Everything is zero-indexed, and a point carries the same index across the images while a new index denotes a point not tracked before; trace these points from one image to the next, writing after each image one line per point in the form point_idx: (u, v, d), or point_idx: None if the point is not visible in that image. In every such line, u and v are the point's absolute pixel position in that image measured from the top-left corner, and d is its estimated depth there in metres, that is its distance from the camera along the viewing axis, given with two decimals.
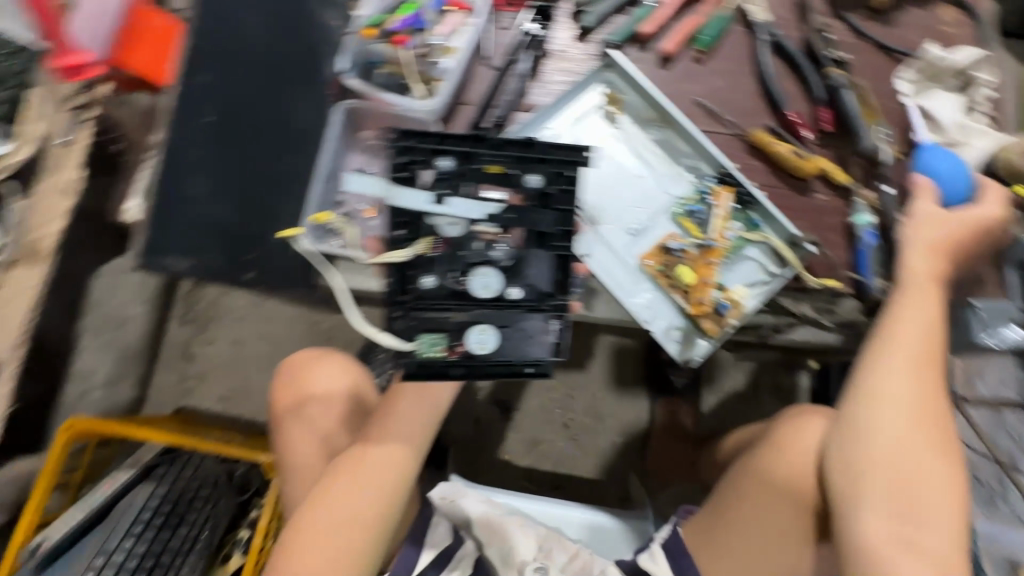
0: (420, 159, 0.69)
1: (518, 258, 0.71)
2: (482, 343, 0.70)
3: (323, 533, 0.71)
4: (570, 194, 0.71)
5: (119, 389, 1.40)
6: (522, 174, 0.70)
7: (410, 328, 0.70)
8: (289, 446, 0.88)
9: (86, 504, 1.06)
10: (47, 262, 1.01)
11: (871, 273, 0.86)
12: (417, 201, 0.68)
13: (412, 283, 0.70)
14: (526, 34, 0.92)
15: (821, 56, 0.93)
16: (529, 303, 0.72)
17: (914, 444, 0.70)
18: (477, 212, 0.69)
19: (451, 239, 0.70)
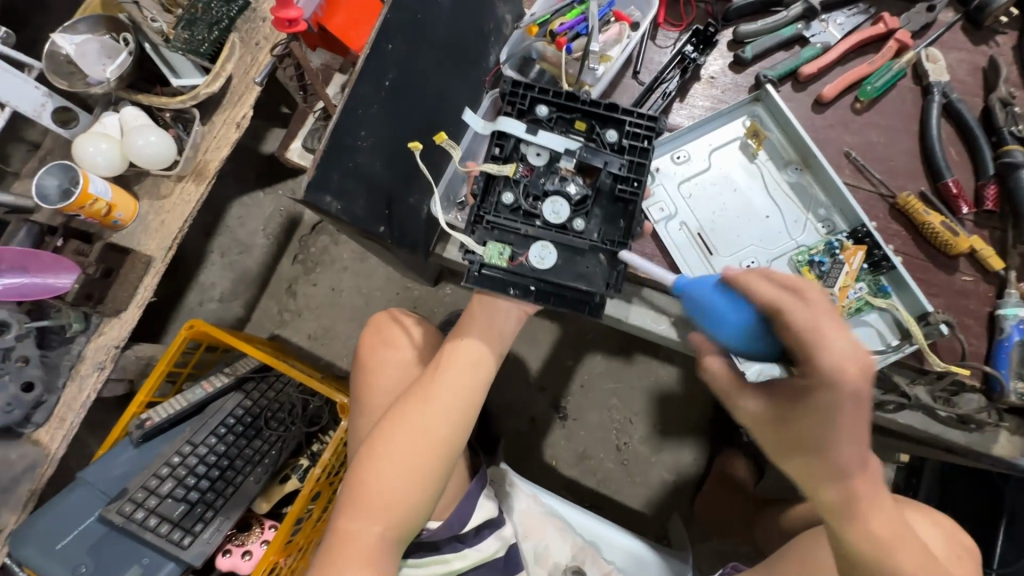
0: (519, 100, 0.75)
1: (587, 197, 0.76)
2: (541, 258, 0.74)
3: (395, 450, 0.74)
4: (642, 152, 0.75)
5: (231, 305, 1.52)
6: (602, 129, 0.76)
7: (484, 235, 0.76)
8: (366, 379, 0.92)
9: (188, 396, 1.16)
10: (209, 183, 1.08)
11: (1010, 373, 0.78)
12: (515, 129, 0.74)
13: (494, 196, 0.76)
14: (682, 54, 0.91)
15: (1002, 129, 0.85)
16: (590, 238, 0.76)
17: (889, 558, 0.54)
18: (560, 146, 0.74)
19: (534, 169, 0.76)
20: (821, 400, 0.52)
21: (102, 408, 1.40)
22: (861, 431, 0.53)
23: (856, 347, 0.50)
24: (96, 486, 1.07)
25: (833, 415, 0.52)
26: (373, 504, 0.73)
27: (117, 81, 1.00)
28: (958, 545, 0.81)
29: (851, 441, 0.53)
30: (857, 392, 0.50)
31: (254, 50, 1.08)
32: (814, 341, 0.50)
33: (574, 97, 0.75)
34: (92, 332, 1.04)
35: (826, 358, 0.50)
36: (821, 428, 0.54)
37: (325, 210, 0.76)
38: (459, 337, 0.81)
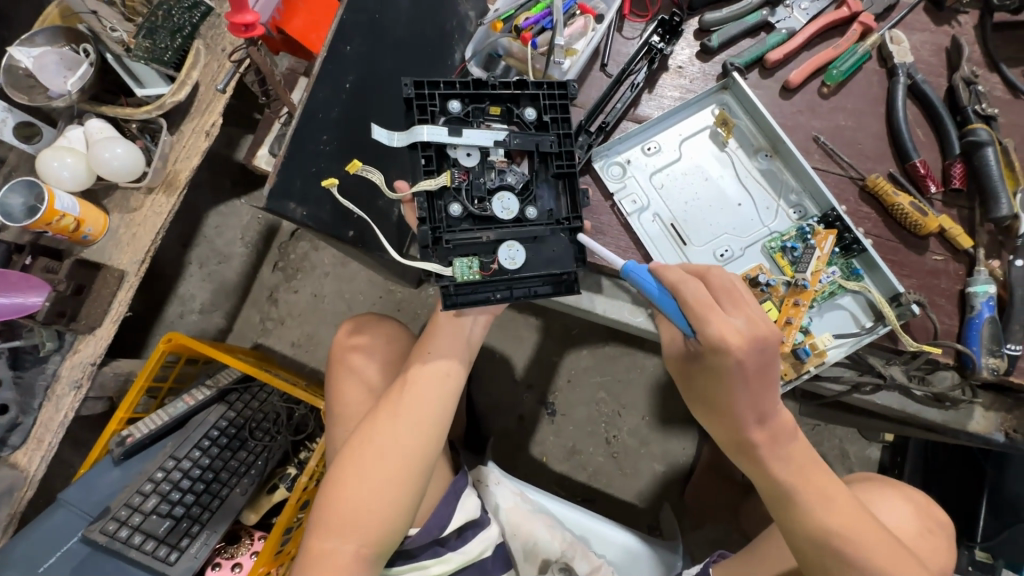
0: (430, 102, 0.73)
1: (528, 182, 0.76)
2: (512, 259, 0.72)
3: (366, 465, 0.74)
4: (565, 121, 0.75)
5: (212, 316, 1.49)
6: (518, 108, 0.75)
7: (445, 254, 0.73)
8: (335, 394, 0.90)
9: (169, 411, 1.14)
10: (180, 194, 1.06)
11: (982, 350, 0.79)
12: (438, 134, 0.71)
13: (441, 213, 0.73)
14: (648, 45, 0.90)
15: (967, 108, 0.86)
16: (545, 223, 0.75)
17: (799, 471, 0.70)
18: (488, 139, 0.72)
19: (470, 170, 0.74)
20: (713, 365, 0.67)
21: (84, 425, 1.37)
22: (752, 391, 0.67)
23: (739, 327, 0.64)
24: (77, 507, 1.05)
25: (724, 375, 0.66)
26: (344, 521, 0.73)
27: (80, 93, 0.98)
28: (930, 518, 0.82)
29: (743, 395, 0.67)
30: (740, 360, 0.64)
31: (219, 55, 1.06)
32: (701, 315, 0.65)
33: (483, 85, 0.74)
34: (66, 351, 1.02)
35: (710, 327, 0.64)
36: (717, 386, 0.69)
37: (290, 217, 0.76)
38: (425, 348, 0.82)
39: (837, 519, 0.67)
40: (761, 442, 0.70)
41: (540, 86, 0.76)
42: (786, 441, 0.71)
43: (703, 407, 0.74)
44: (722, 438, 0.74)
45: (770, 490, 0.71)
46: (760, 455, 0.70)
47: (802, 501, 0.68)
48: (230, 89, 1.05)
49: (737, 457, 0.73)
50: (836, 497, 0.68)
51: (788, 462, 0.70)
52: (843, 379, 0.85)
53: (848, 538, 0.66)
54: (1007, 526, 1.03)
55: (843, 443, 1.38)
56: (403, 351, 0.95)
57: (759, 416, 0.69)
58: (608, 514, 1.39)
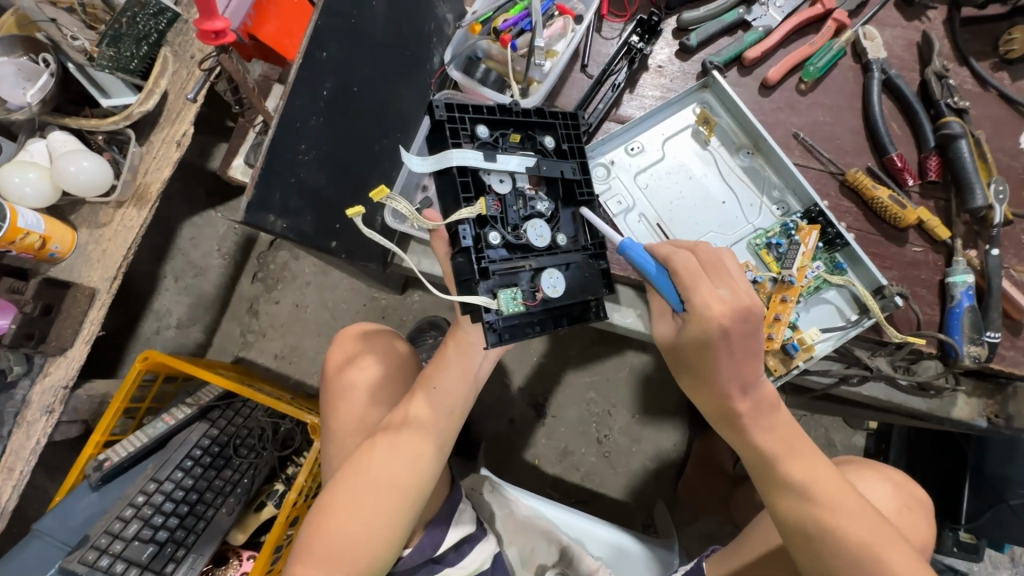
0: (460, 125, 0.67)
1: (553, 210, 0.73)
2: (553, 286, 0.68)
3: (359, 496, 0.73)
4: (581, 150, 0.76)
5: (190, 332, 1.44)
6: (537, 136, 0.73)
7: (489, 285, 0.66)
8: (330, 413, 0.88)
9: (148, 432, 1.10)
10: (152, 207, 1.02)
11: (963, 339, 0.80)
12: (475, 159, 0.66)
13: (481, 243, 0.66)
14: (628, 44, 0.89)
15: (939, 102, 0.87)
16: (572, 250, 0.73)
17: (788, 438, 0.69)
18: (520, 165, 0.69)
19: (503, 198, 0.69)
20: (694, 335, 0.66)
21: (58, 450, 1.32)
22: (736, 360, 0.66)
23: (726, 298, 0.64)
24: (54, 537, 1.00)
25: (705, 345, 0.65)
26: (333, 551, 0.71)
27: (40, 105, 0.94)
28: (909, 495, 0.82)
29: (723, 364, 0.66)
30: (722, 328, 0.63)
31: (189, 62, 1.02)
32: (688, 285, 0.65)
33: (508, 110, 0.71)
34: (36, 374, 0.98)
35: (694, 297, 0.64)
36: (699, 357, 0.67)
37: (271, 230, 0.73)
38: (431, 379, 0.78)
39: (819, 491, 0.64)
40: (744, 411, 0.68)
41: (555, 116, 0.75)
42: (768, 412, 0.69)
43: (687, 379, 0.72)
44: (705, 408, 0.73)
45: (754, 462, 0.70)
46: (743, 424, 0.69)
47: (785, 471, 0.67)
48: (201, 98, 1.02)
49: (723, 427, 0.72)
50: (819, 470, 0.66)
51: (771, 432, 0.69)
52: (830, 372, 0.86)
53: (831, 509, 0.63)
54: (988, 506, 1.06)
55: (829, 432, 1.40)
56: (404, 367, 0.92)
57: (740, 384, 0.68)
58: (601, 514, 1.39)
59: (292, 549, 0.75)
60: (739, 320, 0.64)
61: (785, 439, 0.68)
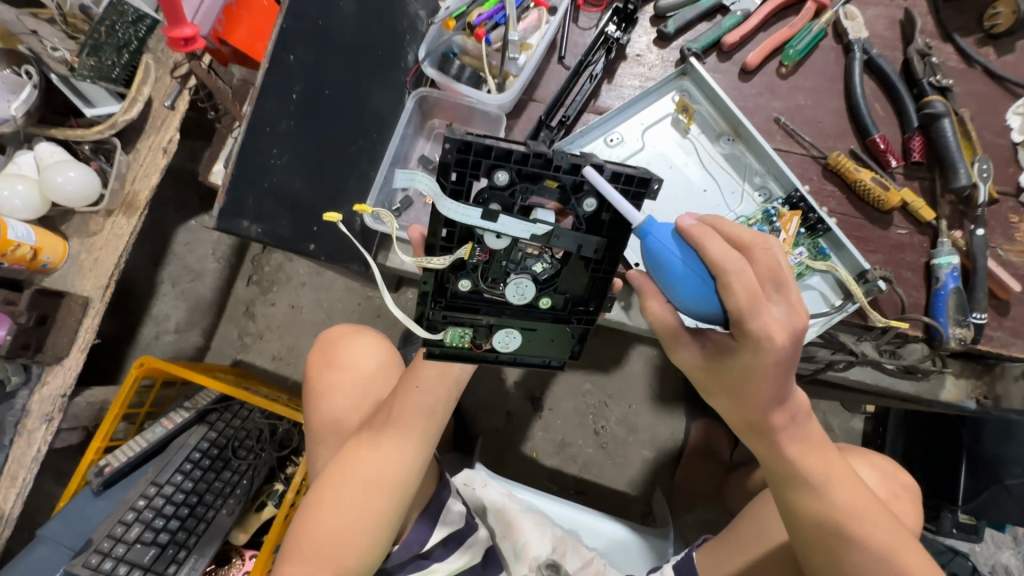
0: (471, 171, 0.55)
1: (556, 273, 0.64)
2: (505, 343, 0.68)
3: (345, 495, 0.74)
4: (625, 225, 0.60)
5: (189, 336, 1.45)
6: (578, 196, 0.58)
7: (438, 321, 0.66)
8: (314, 413, 0.88)
9: (147, 436, 1.11)
10: (141, 214, 1.02)
11: (948, 322, 0.79)
12: (467, 216, 0.56)
13: (449, 284, 0.64)
14: (605, 34, 0.89)
15: (922, 80, 0.86)
16: (557, 314, 0.68)
17: (817, 449, 0.63)
18: (524, 234, 0.57)
19: (495, 251, 0.61)
20: (745, 361, 0.57)
21: (64, 455, 1.32)
22: (781, 383, 0.58)
23: (783, 319, 0.55)
24: (59, 542, 1.02)
25: (756, 371, 0.57)
26: (320, 550, 0.72)
27: (25, 118, 0.95)
28: (897, 483, 0.81)
29: (768, 387, 0.58)
30: (779, 358, 0.56)
31: (170, 69, 1.03)
32: (747, 308, 0.54)
33: (549, 162, 0.55)
34: (34, 384, 0.99)
35: (754, 323, 0.54)
36: (743, 380, 0.59)
37: (245, 235, 0.76)
38: (413, 381, 0.78)
39: (843, 501, 0.63)
40: (780, 425, 0.61)
41: (617, 176, 0.57)
42: (803, 422, 0.63)
43: (716, 394, 0.63)
44: (729, 417, 0.64)
45: (777, 471, 0.64)
46: (777, 439, 0.62)
47: (816, 485, 0.63)
48: (183, 105, 1.02)
49: (747, 436, 0.65)
50: (846, 480, 0.63)
51: (803, 444, 0.63)
52: (816, 359, 0.85)
53: (852, 521, 0.62)
54: (986, 486, 1.06)
55: (826, 416, 1.36)
56: (392, 368, 0.91)
57: (779, 399, 0.60)
58: (599, 504, 1.40)
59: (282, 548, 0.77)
60: (794, 334, 0.56)
61: (816, 450, 0.63)
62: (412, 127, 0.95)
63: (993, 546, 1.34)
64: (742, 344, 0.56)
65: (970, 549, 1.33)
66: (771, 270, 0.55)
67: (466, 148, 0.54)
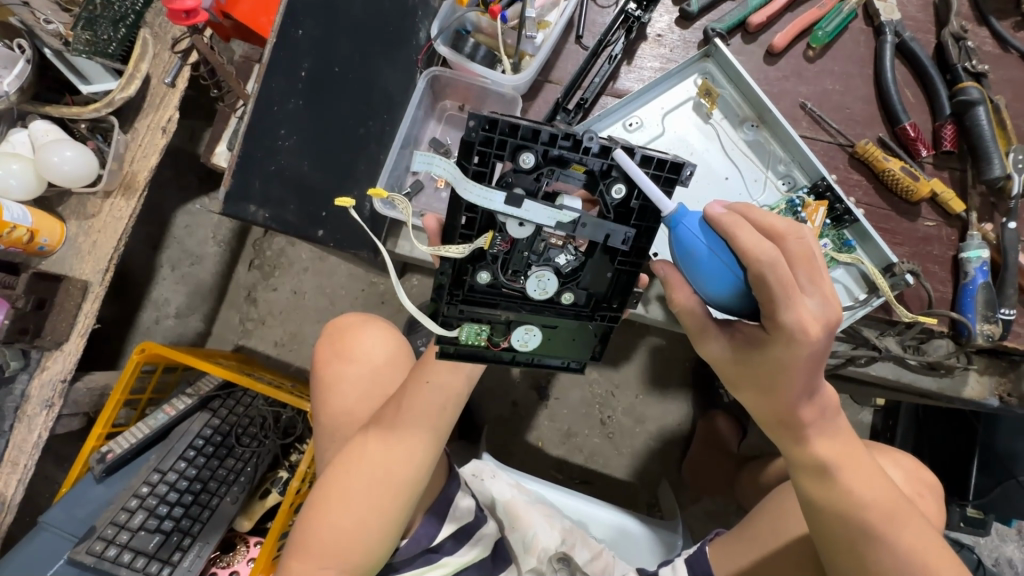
0: (495, 151, 0.54)
1: (579, 267, 0.63)
2: (524, 342, 0.65)
3: (354, 491, 0.72)
4: (652, 214, 0.59)
5: (189, 321, 1.42)
6: (606, 181, 0.57)
7: (454, 316, 0.64)
8: (322, 406, 0.87)
9: (149, 423, 1.09)
10: (140, 196, 0.99)
11: (976, 317, 0.77)
12: (490, 200, 0.54)
13: (467, 275, 0.62)
14: (625, 12, 0.84)
15: (956, 66, 0.82)
16: (579, 309, 0.66)
17: (846, 446, 0.62)
18: (549, 220, 0.56)
19: (517, 241, 0.60)
20: (775, 353, 0.55)
21: (66, 439, 1.29)
22: (809, 378, 0.56)
23: (818, 312, 0.52)
24: (61, 529, 0.99)
25: (786, 364, 0.54)
26: (328, 547, 0.71)
27: (19, 94, 0.90)
28: (920, 482, 0.80)
29: (799, 382, 0.56)
30: (812, 351, 0.53)
31: (169, 44, 0.99)
32: (778, 298, 0.51)
33: (578, 144, 0.55)
34: (34, 369, 0.97)
35: (785, 314, 0.51)
36: (773, 374, 0.56)
37: (252, 220, 0.74)
38: (423, 375, 0.76)
39: (874, 503, 0.61)
40: (811, 420, 0.59)
41: (647, 161, 0.56)
42: (833, 419, 0.61)
43: (743, 389, 0.60)
44: (756, 414, 0.62)
45: (805, 470, 0.62)
46: (807, 434, 0.60)
47: (846, 485, 0.61)
48: (182, 82, 0.98)
49: (775, 433, 0.62)
50: (873, 477, 0.62)
51: (832, 439, 0.61)
52: (837, 353, 0.83)
53: (879, 520, 0.61)
54: (997, 482, 1.05)
55: None
56: (400, 361, 0.89)
57: (809, 394, 0.58)
58: (604, 494, 1.39)
59: (288, 541, 0.75)
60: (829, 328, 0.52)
61: (844, 447, 0.62)
62: (423, 109, 0.91)
63: (997, 541, 1.34)
64: (774, 338, 0.54)
65: (975, 541, 1.33)
66: (807, 261, 0.52)
67: (492, 128, 0.53)
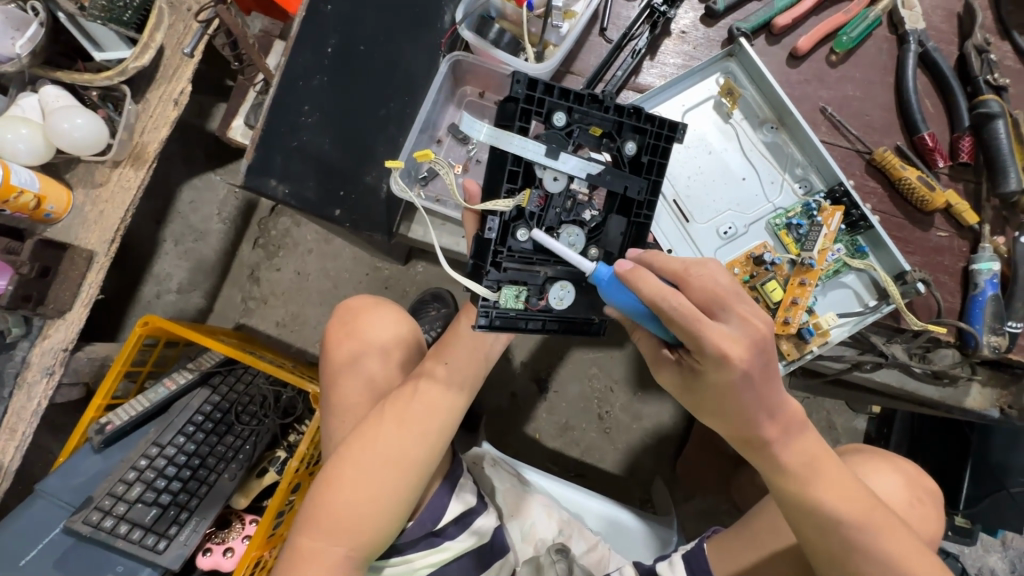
0: (536, 109, 0.60)
1: (601, 222, 0.66)
2: (560, 298, 0.64)
3: (363, 471, 0.72)
4: (661, 168, 0.66)
5: (190, 297, 1.41)
6: (620, 139, 0.64)
7: (496, 278, 0.64)
8: (332, 387, 0.87)
9: (150, 396, 1.07)
10: (149, 167, 0.98)
11: (984, 328, 0.78)
12: (532, 150, 0.59)
13: (507, 236, 0.63)
14: (650, 7, 0.84)
15: (978, 78, 0.83)
16: (599, 265, 0.67)
17: (815, 457, 0.63)
18: (582, 171, 0.61)
19: (550, 196, 0.63)
20: (715, 379, 0.58)
21: (62, 410, 1.28)
22: (762, 393, 0.58)
23: (735, 334, 0.55)
24: (58, 497, 0.98)
25: (727, 386, 0.57)
26: (337, 524, 0.71)
27: (30, 57, 0.89)
28: (921, 489, 0.80)
29: (751, 399, 0.58)
30: (745, 370, 0.55)
31: (185, 14, 0.97)
32: (692, 329, 0.53)
33: (598, 104, 0.62)
34: (35, 336, 0.96)
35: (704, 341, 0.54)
36: (721, 395, 0.59)
37: (271, 193, 0.82)
38: (442, 355, 0.78)
39: (851, 512, 0.61)
40: (774, 436, 0.62)
41: (650, 121, 0.64)
42: (799, 430, 0.63)
43: (710, 415, 0.64)
44: (727, 435, 0.65)
45: (789, 493, 0.63)
46: (774, 451, 0.63)
47: (817, 496, 0.62)
48: (198, 54, 0.97)
49: (748, 455, 0.65)
50: (848, 487, 0.62)
51: (803, 457, 0.63)
52: (844, 359, 0.86)
53: (865, 532, 0.61)
54: (987, 494, 1.06)
55: (831, 415, 1.35)
56: (412, 342, 0.91)
57: (770, 411, 0.60)
58: (599, 489, 1.39)
59: (296, 519, 0.76)
60: (746, 345, 0.55)
61: (814, 460, 0.63)
62: (444, 93, 0.91)
63: (981, 551, 1.36)
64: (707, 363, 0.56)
65: (960, 551, 1.35)
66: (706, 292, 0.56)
67: (532, 90, 0.60)
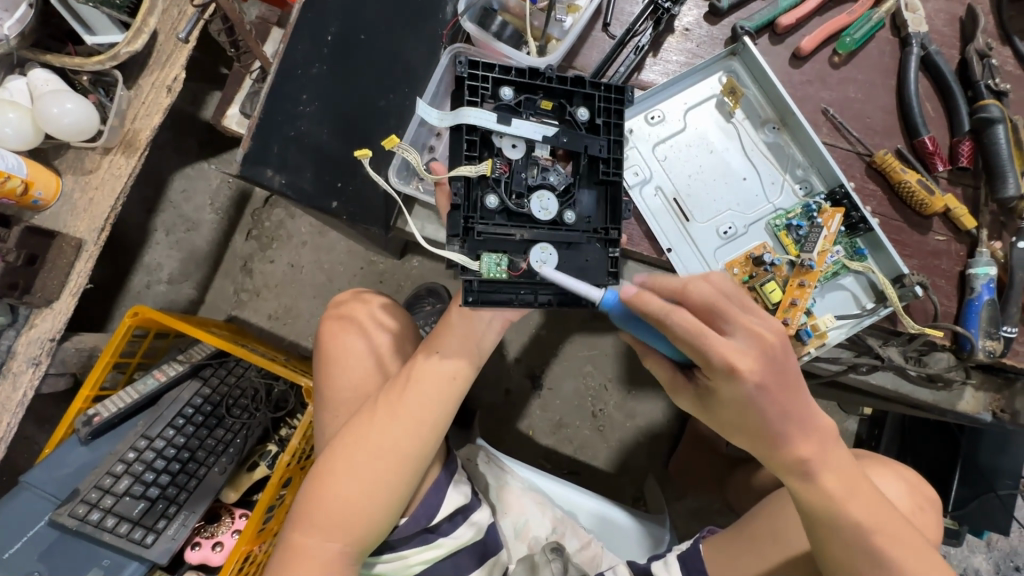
0: (481, 85, 0.64)
1: (570, 185, 0.68)
2: (542, 262, 0.65)
3: (357, 467, 0.72)
4: (618, 128, 0.68)
5: (181, 288, 1.38)
6: (571, 107, 0.68)
7: (474, 247, 0.65)
8: (325, 381, 0.85)
9: (139, 388, 1.06)
10: (141, 155, 0.96)
11: (979, 332, 0.79)
12: (487, 118, 0.63)
13: (477, 203, 0.65)
14: (655, 3, 0.84)
15: (979, 83, 0.83)
16: (579, 229, 0.68)
17: (844, 471, 0.62)
18: (537, 133, 0.64)
19: (513, 163, 0.66)
20: (728, 394, 0.58)
21: (49, 401, 1.26)
22: (784, 407, 0.58)
23: (741, 347, 0.56)
24: (43, 490, 0.96)
25: (742, 400, 0.57)
26: (331, 521, 0.70)
27: (18, 39, 0.86)
28: (921, 495, 0.81)
29: (772, 412, 0.58)
30: (757, 381, 0.55)
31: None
32: (696, 344, 0.55)
33: (541, 75, 0.66)
34: (21, 326, 0.94)
35: (711, 353, 0.55)
36: (740, 408, 0.59)
37: (267, 183, 0.79)
38: (435, 347, 0.77)
39: (869, 521, 0.61)
40: (810, 455, 0.60)
41: (597, 87, 0.68)
42: (830, 446, 0.62)
43: (732, 433, 0.63)
44: (753, 448, 0.63)
45: (809, 502, 0.62)
46: (809, 468, 0.61)
47: (846, 512, 0.61)
48: (194, 39, 0.95)
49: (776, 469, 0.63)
50: (870, 499, 0.62)
51: (837, 473, 0.61)
52: (840, 360, 0.86)
53: (885, 545, 0.61)
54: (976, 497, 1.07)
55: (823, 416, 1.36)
56: (406, 335, 0.90)
57: (802, 427, 0.60)
58: (592, 486, 1.39)
59: (288, 515, 0.74)
60: (756, 355, 0.56)
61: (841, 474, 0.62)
62: (445, 85, 0.88)
63: (969, 554, 1.37)
64: (725, 378, 0.56)
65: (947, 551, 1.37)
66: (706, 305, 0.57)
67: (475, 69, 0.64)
